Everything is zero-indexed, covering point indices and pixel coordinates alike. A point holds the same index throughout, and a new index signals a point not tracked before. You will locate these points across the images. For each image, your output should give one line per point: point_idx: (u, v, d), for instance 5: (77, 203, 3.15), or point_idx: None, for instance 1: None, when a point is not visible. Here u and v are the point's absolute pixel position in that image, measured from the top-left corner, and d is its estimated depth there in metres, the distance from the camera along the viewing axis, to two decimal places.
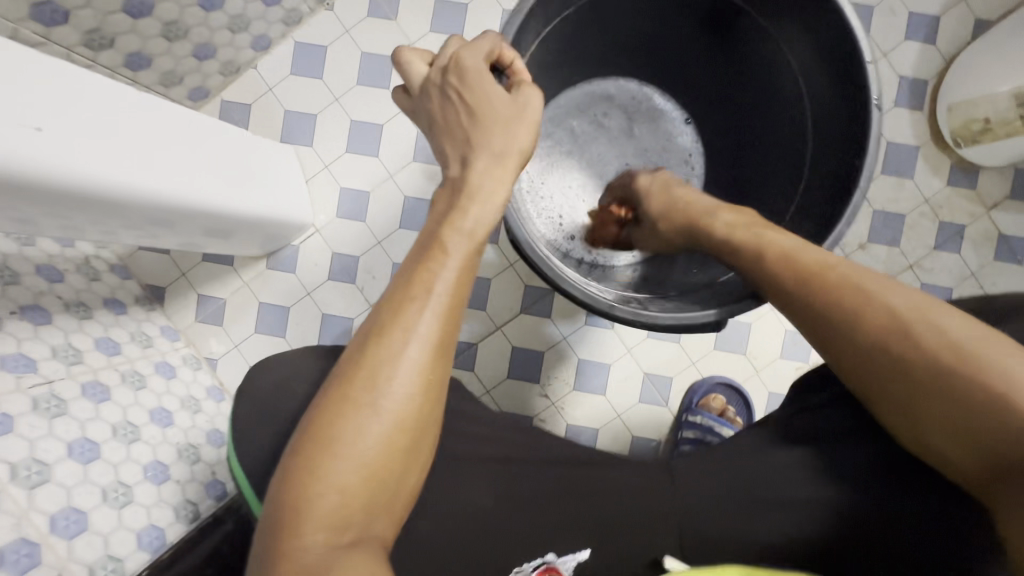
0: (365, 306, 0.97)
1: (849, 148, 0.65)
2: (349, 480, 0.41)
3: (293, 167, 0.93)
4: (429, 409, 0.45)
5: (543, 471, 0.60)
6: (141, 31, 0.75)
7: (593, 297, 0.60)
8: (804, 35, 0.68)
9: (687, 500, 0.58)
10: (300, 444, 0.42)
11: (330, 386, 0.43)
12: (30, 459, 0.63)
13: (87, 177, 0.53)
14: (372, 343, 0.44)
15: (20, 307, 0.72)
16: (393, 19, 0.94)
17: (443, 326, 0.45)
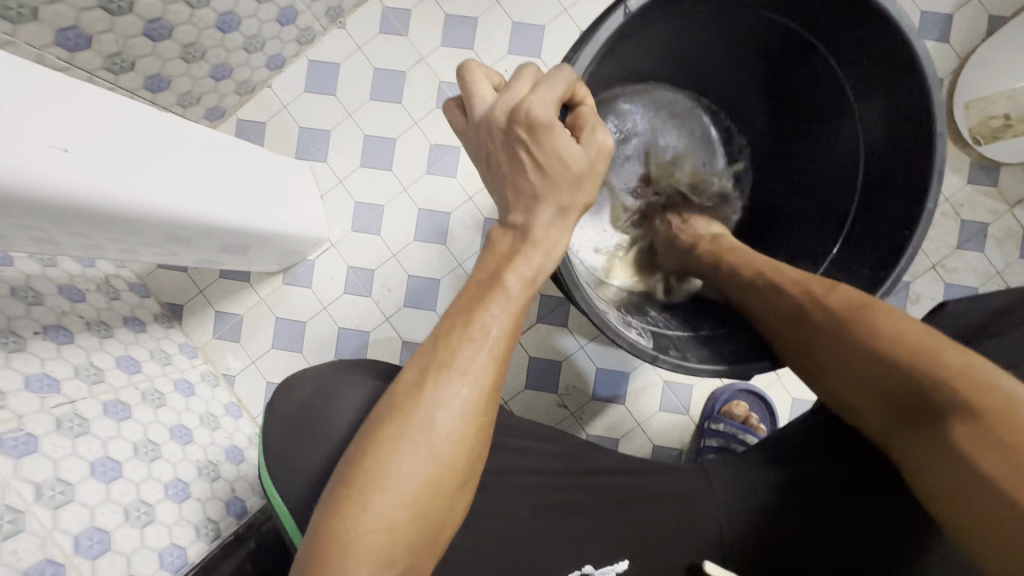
0: (381, 319, 0.97)
1: (904, 195, 0.64)
2: (395, 514, 0.43)
3: (308, 183, 0.94)
4: (475, 450, 0.47)
5: (585, 486, 0.63)
6: (161, 54, 0.76)
7: (637, 347, 0.60)
8: (869, 66, 0.65)
9: (723, 511, 0.63)
10: (353, 477, 0.44)
11: (385, 421, 0.45)
12: (54, 479, 0.63)
13: (111, 197, 0.53)
14: (428, 384, 0.46)
15: (43, 327, 0.73)
16: (403, 35, 0.95)
17: (490, 367, 0.47)
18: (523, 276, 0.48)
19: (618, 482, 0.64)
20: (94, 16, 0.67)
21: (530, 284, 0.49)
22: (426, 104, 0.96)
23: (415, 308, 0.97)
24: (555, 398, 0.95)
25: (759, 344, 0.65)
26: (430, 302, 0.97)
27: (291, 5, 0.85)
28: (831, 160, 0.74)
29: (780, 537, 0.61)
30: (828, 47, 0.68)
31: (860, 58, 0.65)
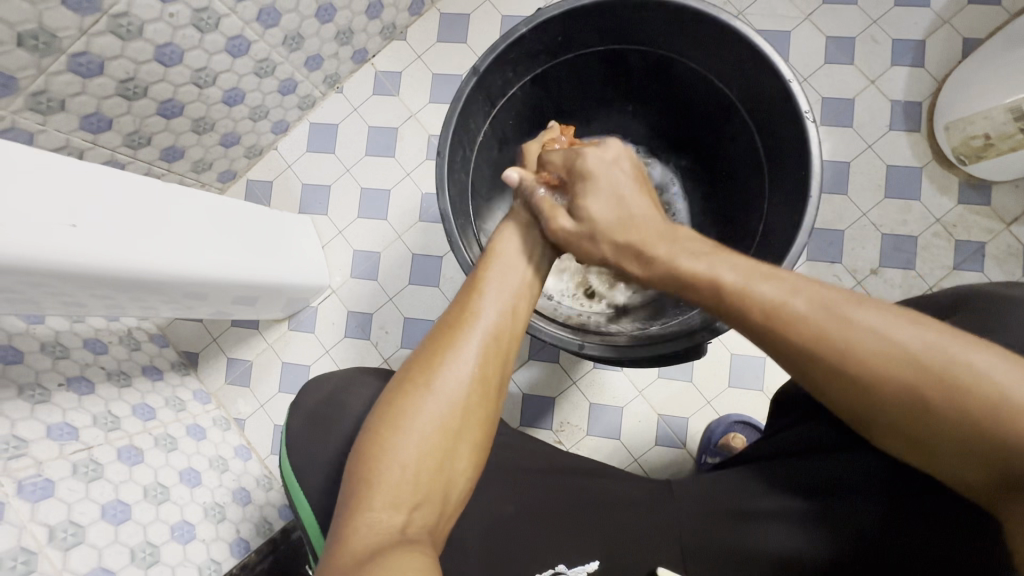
0: (380, 360, 1.01)
1: (795, 197, 0.61)
2: (419, 436, 0.46)
3: (309, 234, 1.00)
4: (487, 399, 0.50)
5: (557, 484, 0.67)
6: (174, 129, 0.85)
7: (563, 337, 0.62)
8: (734, 68, 0.63)
9: (701, 505, 0.62)
10: (376, 421, 0.48)
11: (406, 371, 0.50)
12: (67, 522, 0.69)
13: (118, 261, 0.60)
14: (444, 336, 0.51)
15: (67, 379, 0.80)
16: (395, 95, 1.03)
17: (500, 321, 0.52)
18: (507, 257, 0.58)
19: (592, 480, 0.68)
20: (114, 102, 0.76)
21: (512, 259, 0.58)
22: (417, 157, 1.02)
23: (412, 349, 1.00)
24: (550, 434, 0.96)
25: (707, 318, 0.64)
26: None
27: (290, 77, 0.94)
28: (739, 163, 0.71)
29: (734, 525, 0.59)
30: (687, 57, 0.67)
31: (732, 66, 0.63)
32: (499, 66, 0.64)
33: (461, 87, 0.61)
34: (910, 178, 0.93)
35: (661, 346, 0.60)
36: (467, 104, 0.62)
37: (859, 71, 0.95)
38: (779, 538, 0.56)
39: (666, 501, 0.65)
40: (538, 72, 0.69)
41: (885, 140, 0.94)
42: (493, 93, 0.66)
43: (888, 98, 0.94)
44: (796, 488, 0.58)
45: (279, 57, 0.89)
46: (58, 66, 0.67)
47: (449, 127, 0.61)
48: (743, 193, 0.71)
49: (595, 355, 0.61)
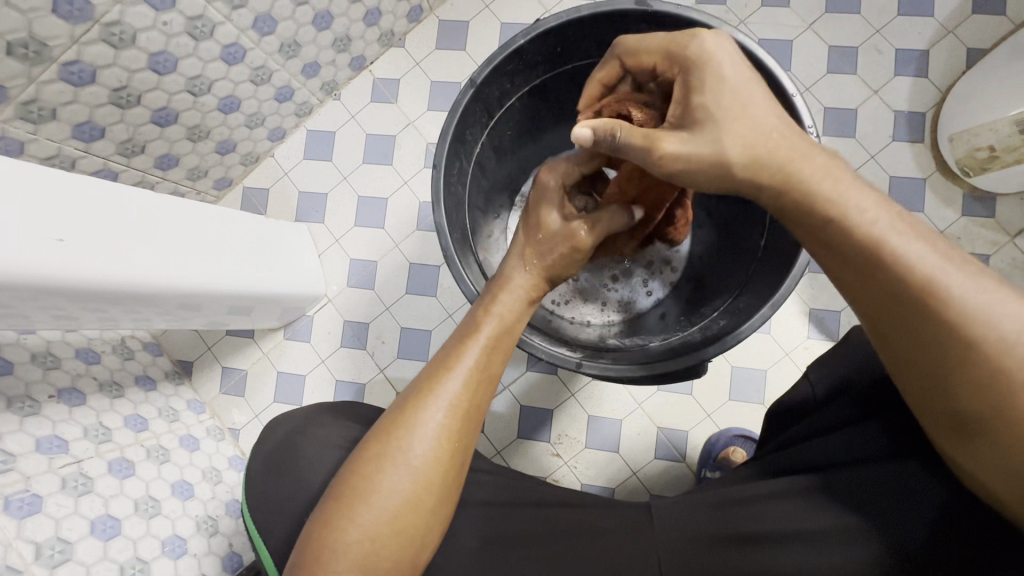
0: (376, 370, 1.00)
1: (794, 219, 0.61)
2: (380, 513, 0.47)
3: (306, 243, 0.99)
4: (451, 472, 0.50)
5: (528, 516, 0.64)
6: (168, 137, 0.84)
7: (561, 355, 0.60)
8: None
9: (686, 532, 0.57)
10: (340, 492, 0.49)
11: (374, 439, 0.50)
12: (55, 538, 0.67)
13: (108, 274, 0.59)
14: (411, 406, 0.50)
15: (58, 391, 0.79)
16: (393, 102, 1.02)
17: (467, 394, 0.50)
18: (498, 318, 0.54)
19: (563, 512, 0.65)
20: (107, 111, 0.75)
21: (501, 319, 0.54)
22: (415, 164, 1.01)
23: (409, 359, 0.99)
24: (548, 447, 0.95)
25: (704, 335, 0.63)
26: (423, 353, 0.99)
27: (287, 84, 0.93)
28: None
29: (734, 546, 0.55)
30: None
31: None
32: (496, 78, 0.62)
33: (457, 99, 0.60)
34: (914, 189, 0.92)
35: (660, 364, 0.59)
36: (464, 115, 0.61)
37: (861, 81, 0.94)
38: (803, 558, 0.52)
39: (645, 528, 0.60)
40: (537, 83, 0.68)
41: (888, 151, 0.93)
42: (490, 105, 0.65)
43: (892, 108, 0.93)
44: (793, 500, 0.55)
45: (275, 64, 0.88)
46: (49, 75, 0.66)
47: (446, 138, 0.59)
48: (743, 204, 0.70)
49: (594, 373, 0.59)
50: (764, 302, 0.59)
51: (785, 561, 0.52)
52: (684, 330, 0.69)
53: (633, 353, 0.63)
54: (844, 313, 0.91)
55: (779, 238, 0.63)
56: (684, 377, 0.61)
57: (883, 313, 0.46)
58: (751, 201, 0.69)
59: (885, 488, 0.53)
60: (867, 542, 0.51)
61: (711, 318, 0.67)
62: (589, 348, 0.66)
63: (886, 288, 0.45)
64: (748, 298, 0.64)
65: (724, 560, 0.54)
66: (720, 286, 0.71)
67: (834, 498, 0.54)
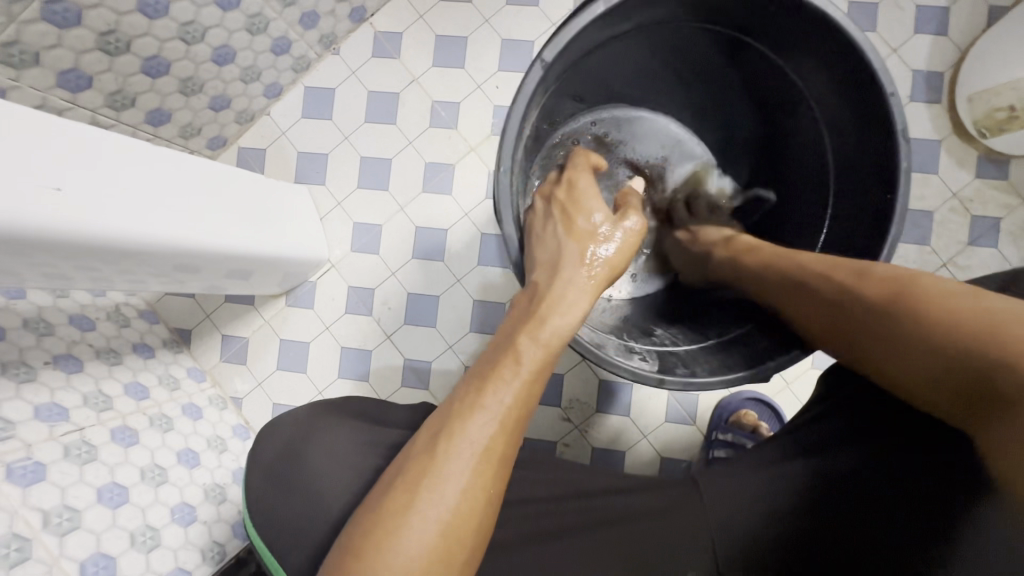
0: (382, 337, 0.97)
1: (866, 176, 0.63)
2: (404, 566, 0.42)
3: (306, 205, 0.95)
4: (482, 518, 0.46)
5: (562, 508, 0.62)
6: (160, 89, 0.79)
7: (639, 372, 0.59)
8: (804, 44, 0.63)
9: (732, 502, 0.58)
10: (360, 539, 0.44)
11: (401, 478, 0.46)
12: (62, 506, 0.65)
13: (109, 229, 0.55)
14: (442, 446, 0.46)
15: (54, 357, 0.76)
16: (396, 58, 0.97)
17: (503, 432, 0.47)
18: (543, 345, 0.51)
19: (599, 500, 0.63)
20: (94, 57, 0.69)
21: (544, 347, 0.51)
22: (420, 124, 0.97)
23: (416, 326, 0.97)
24: (558, 412, 0.94)
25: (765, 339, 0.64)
26: (431, 318, 0.97)
27: (283, 35, 0.87)
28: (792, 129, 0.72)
29: (749, 532, 0.56)
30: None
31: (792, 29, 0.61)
32: (566, 49, 0.60)
33: (527, 74, 0.55)
34: (929, 152, 0.91)
35: (714, 380, 0.62)
36: (532, 92, 0.56)
37: (881, 39, 0.91)
38: (799, 540, 0.55)
39: (687, 512, 0.60)
40: (596, 49, 0.66)
41: (905, 112, 0.91)
42: (554, 76, 0.63)
43: (910, 67, 0.91)
44: (826, 487, 0.55)
45: (272, 12, 0.83)
46: (30, 14, 0.61)
47: (513, 118, 0.55)
48: (804, 157, 0.73)
49: (677, 388, 0.59)
50: None
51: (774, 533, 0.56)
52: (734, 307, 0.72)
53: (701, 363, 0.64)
54: None
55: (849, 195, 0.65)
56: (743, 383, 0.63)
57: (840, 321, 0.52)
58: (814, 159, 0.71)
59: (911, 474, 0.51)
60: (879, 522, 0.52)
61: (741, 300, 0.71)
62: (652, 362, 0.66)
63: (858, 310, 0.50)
64: None
65: (759, 535, 0.56)
66: None
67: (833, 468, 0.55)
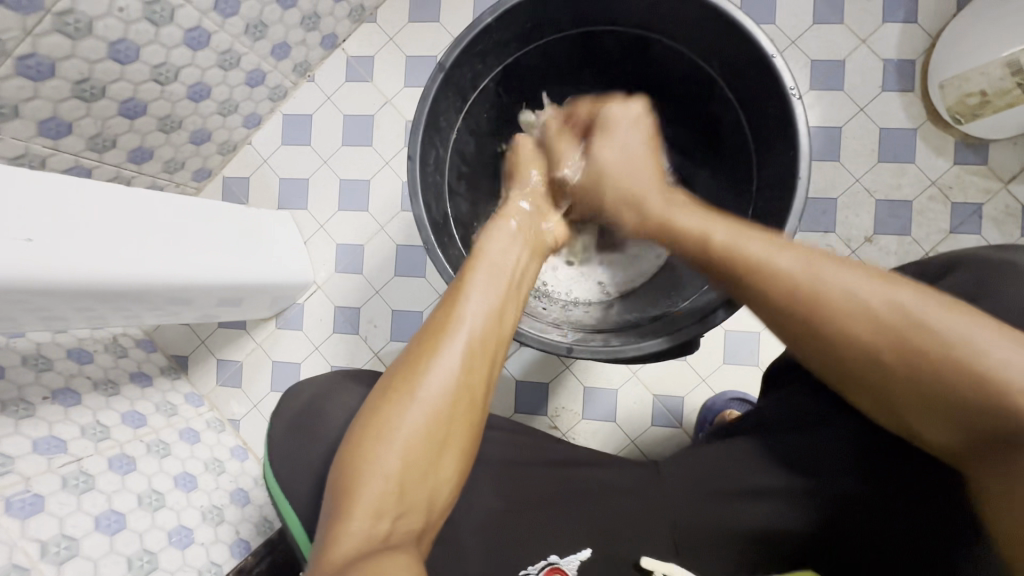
0: (370, 354, 0.99)
1: (780, 187, 0.57)
2: (400, 444, 0.45)
3: (289, 230, 0.98)
4: (468, 404, 0.47)
5: (547, 475, 0.66)
6: (139, 129, 0.82)
7: (551, 342, 0.60)
8: (714, 46, 0.59)
9: (684, 489, 0.63)
10: (358, 429, 0.47)
11: (391, 374, 0.48)
12: (59, 535, 0.70)
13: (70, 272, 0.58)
14: (425, 340, 0.48)
15: (52, 392, 0.79)
16: (369, 81, 0.99)
17: (482, 325, 0.49)
18: (501, 258, 0.54)
19: (577, 471, 0.67)
20: (72, 105, 0.73)
21: (506, 261, 0.54)
22: (395, 144, 0.99)
23: (402, 342, 0.99)
24: (546, 420, 0.95)
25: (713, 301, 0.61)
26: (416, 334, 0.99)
27: (257, 67, 0.90)
28: (723, 147, 0.67)
29: (698, 496, 0.62)
30: (664, 34, 0.63)
31: (702, 34, 0.59)
32: (467, 59, 0.59)
33: (426, 89, 0.57)
34: (904, 140, 0.90)
35: (649, 343, 0.59)
36: (434, 103, 0.58)
37: (849, 31, 0.91)
38: (768, 513, 0.58)
39: (653, 484, 0.65)
40: (510, 61, 0.65)
41: (877, 102, 0.90)
42: (463, 88, 0.62)
43: (880, 58, 0.90)
44: (752, 475, 0.60)
45: (242, 47, 0.85)
46: (5, 71, 0.64)
47: (419, 125, 0.57)
48: (730, 169, 0.67)
49: (586, 357, 0.59)
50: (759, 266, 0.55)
51: (745, 514, 0.59)
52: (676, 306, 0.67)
53: (626, 334, 0.63)
54: None
55: (765, 210, 0.59)
56: (674, 354, 0.60)
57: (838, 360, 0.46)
58: (738, 175, 0.66)
59: (832, 448, 0.58)
60: (813, 503, 0.57)
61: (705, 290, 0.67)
62: (581, 330, 0.66)
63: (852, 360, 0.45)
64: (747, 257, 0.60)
65: (717, 512, 0.60)
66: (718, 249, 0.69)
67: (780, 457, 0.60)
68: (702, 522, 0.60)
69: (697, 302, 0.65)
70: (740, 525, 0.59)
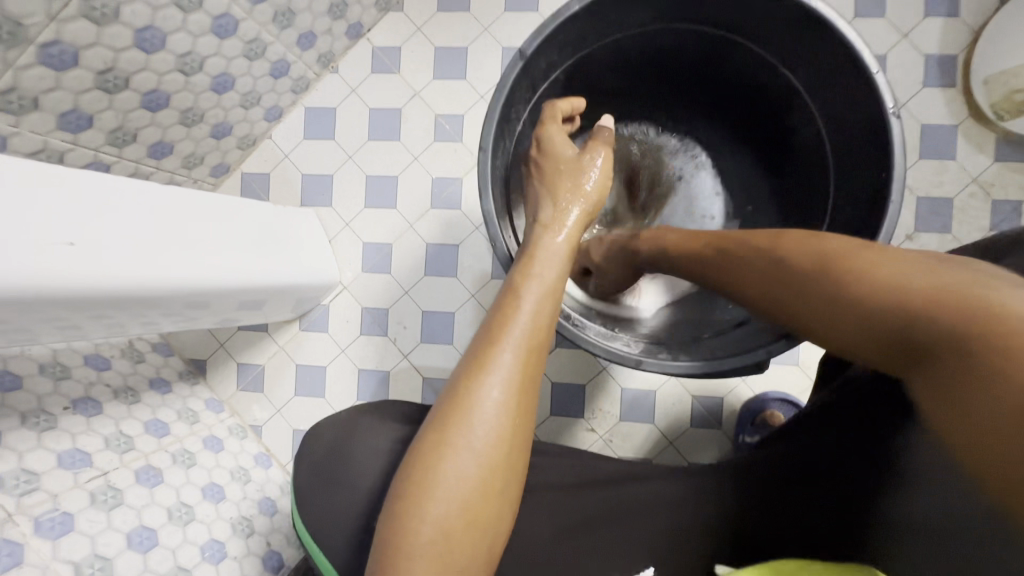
0: (400, 356, 0.96)
1: (867, 200, 0.57)
2: (452, 502, 0.40)
3: (314, 228, 0.94)
4: (517, 447, 0.43)
5: (595, 494, 0.61)
6: (161, 122, 0.77)
7: (620, 353, 0.57)
8: (804, 55, 0.58)
9: (734, 496, 0.56)
10: (402, 488, 0.42)
11: (431, 425, 0.43)
12: (92, 556, 0.67)
13: (100, 277, 0.55)
14: (463, 386, 0.43)
15: (72, 402, 0.75)
16: (396, 73, 0.95)
17: (526, 363, 0.44)
18: (538, 279, 0.48)
19: (621, 488, 0.61)
20: (94, 97, 0.68)
21: (545, 284, 0.48)
22: (424, 139, 0.95)
23: (433, 344, 0.96)
24: (582, 423, 0.93)
25: None
26: (447, 336, 0.96)
27: (282, 58, 0.85)
28: (800, 146, 0.66)
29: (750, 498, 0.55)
30: (749, 38, 0.62)
31: (793, 42, 0.58)
32: (545, 50, 0.56)
33: (504, 76, 0.54)
34: (945, 137, 0.89)
35: (724, 362, 0.56)
36: (510, 94, 0.55)
37: (890, 25, 0.89)
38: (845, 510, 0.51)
39: (703, 492, 0.58)
40: (583, 55, 0.62)
41: (918, 98, 0.89)
42: (535, 79, 0.59)
43: (921, 53, 0.89)
44: (824, 465, 0.52)
45: (269, 36, 0.81)
46: (27, 60, 0.60)
47: (494, 117, 0.54)
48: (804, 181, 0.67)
49: (655, 371, 0.56)
50: None
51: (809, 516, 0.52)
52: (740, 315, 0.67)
53: (695, 350, 0.61)
54: None
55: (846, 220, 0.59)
56: (746, 373, 0.57)
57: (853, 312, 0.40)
58: (812, 186, 0.66)
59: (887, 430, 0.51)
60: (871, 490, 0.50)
61: None
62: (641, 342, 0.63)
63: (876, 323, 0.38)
64: None
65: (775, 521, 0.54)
66: None
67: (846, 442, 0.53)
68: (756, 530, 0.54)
69: None
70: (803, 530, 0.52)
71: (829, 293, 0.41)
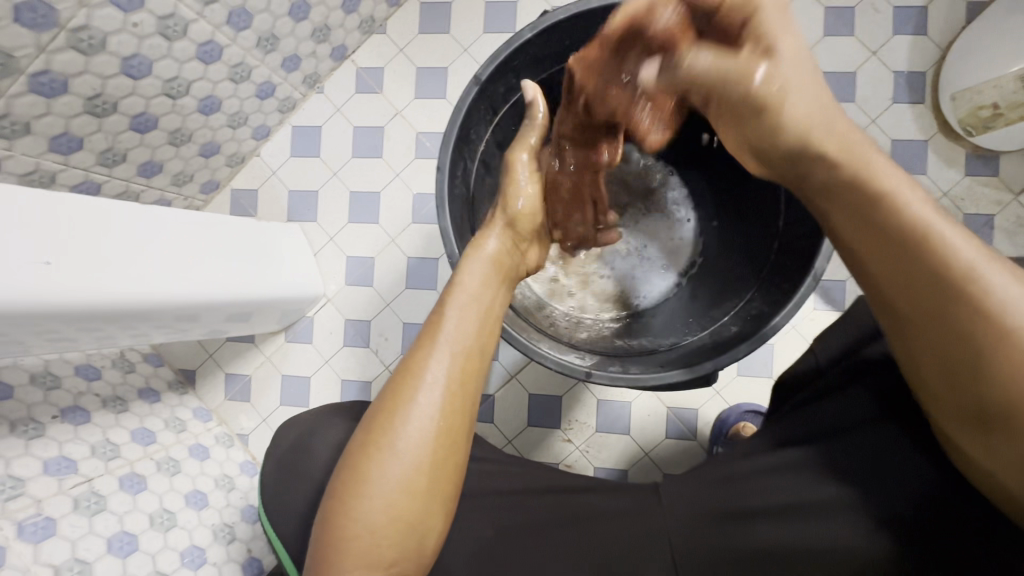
0: (381, 366, 0.98)
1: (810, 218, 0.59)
2: (380, 499, 0.44)
3: (298, 241, 0.97)
4: (446, 452, 0.46)
5: (546, 503, 0.63)
6: (150, 143, 0.81)
7: (570, 365, 0.59)
8: None
9: (685, 509, 0.58)
10: (337, 485, 0.45)
11: (365, 426, 0.47)
12: (72, 559, 0.70)
13: (83, 293, 0.57)
14: (395, 392, 0.47)
15: (61, 410, 0.78)
16: (379, 93, 0.99)
17: (454, 371, 0.47)
18: (469, 294, 0.51)
19: (572, 497, 0.63)
20: (83, 121, 0.72)
21: (474, 296, 0.51)
22: (406, 156, 0.98)
23: None
24: (558, 433, 0.95)
25: (733, 336, 0.62)
26: None
27: (268, 80, 0.89)
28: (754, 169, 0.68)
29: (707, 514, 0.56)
30: None
31: None
32: (502, 74, 0.59)
33: (461, 99, 0.56)
34: (915, 152, 0.90)
35: (671, 374, 0.58)
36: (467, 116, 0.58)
37: (859, 43, 0.91)
38: (807, 532, 0.51)
39: (653, 509, 0.60)
40: (543, 78, 0.65)
41: (888, 114, 0.91)
42: (495, 101, 0.62)
43: (890, 70, 0.91)
44: (783, 486, 0.55)
45: (254, 60, 0.84)
46: (18, 88, 0.64)
47: (452, 137, 0.57)
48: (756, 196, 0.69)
49: (604, 382, 0.58)
50: (778, 312, 0.58)
51: (762, 533, 0.53)
52: (693, 335, 0.69)
53: (644, 362, 0.63)
54: (848, 282, 0.90)
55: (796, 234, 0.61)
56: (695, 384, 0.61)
57: (890, 261, 0.43)
58: (764, 202, 0.68)
59: (849, 463, 0.54)
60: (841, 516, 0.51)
61: (723, 323, 0.68)
62: (596, 353, 0.65)
63: (888, 273, 0.43)
64: (774, 297, 0.63)
65: (724, 537, 0.54)
66: (734, 276, 0.71)
67: (815, 469, 0.55)
68: (713, 543, 0.54)
69: (722, 332, 0.66)
70: (762, 548, 0.52)
71: (867, 231, 0.44)
